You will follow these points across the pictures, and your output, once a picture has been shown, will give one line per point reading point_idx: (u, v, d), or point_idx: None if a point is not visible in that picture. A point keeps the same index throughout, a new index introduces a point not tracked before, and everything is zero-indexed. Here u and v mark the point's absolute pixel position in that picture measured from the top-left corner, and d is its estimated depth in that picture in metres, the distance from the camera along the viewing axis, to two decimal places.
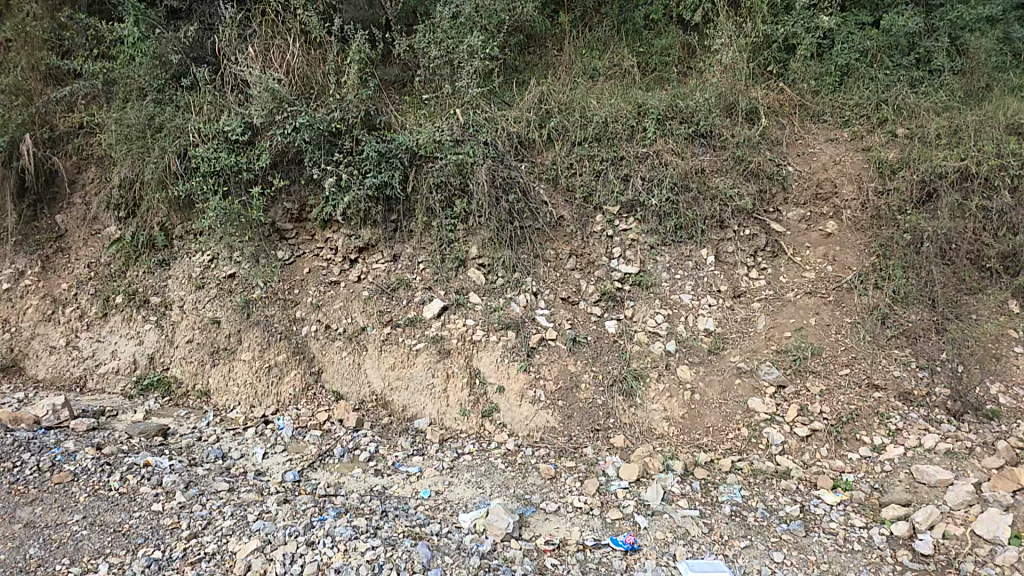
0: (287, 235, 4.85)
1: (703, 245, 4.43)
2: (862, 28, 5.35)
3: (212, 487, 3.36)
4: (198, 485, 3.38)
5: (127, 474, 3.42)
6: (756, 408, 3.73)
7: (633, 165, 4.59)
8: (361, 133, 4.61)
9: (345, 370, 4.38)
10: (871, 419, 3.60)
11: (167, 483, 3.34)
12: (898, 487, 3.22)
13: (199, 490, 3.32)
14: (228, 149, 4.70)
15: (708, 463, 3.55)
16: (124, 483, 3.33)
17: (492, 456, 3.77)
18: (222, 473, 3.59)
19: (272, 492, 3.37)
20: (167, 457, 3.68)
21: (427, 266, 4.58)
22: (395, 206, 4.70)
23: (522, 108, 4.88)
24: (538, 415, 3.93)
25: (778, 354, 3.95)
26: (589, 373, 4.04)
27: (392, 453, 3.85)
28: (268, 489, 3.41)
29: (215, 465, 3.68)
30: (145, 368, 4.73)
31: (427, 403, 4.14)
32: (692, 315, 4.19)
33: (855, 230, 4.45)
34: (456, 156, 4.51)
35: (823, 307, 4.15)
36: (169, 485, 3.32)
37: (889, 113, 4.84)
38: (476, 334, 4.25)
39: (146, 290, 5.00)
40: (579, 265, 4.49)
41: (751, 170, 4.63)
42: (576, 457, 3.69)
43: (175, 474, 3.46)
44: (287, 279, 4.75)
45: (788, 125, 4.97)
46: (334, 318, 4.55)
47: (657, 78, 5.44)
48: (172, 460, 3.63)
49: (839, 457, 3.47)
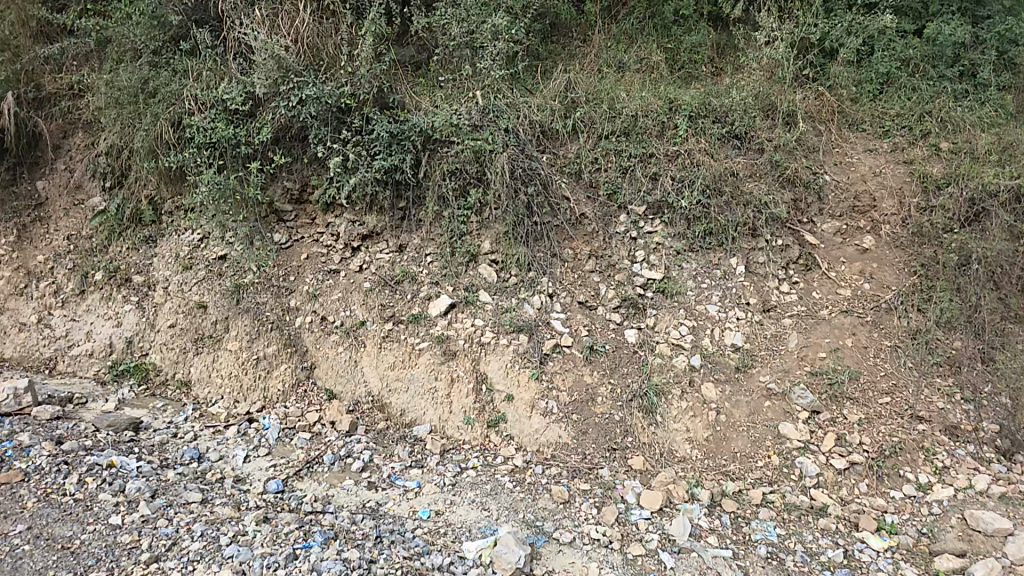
0: (286, 217, 4.51)
1: (733, 254, 4.12)
2: (904, 35, 4.99)
3: (181, 498, 3.00)
4: (165, 495, 3.01)
5: (85, 476, 3.05)
6: (788, 435, 3.43)
7: (662, 164, 4.29)
8: (372, 111, 4.27)
9: (339, 367, 4.03)
10: (916, 455, 3.31)
11: (130, 491, 2.97)
12: (950, 534, 2.93)
13: (166, 501, 2.95)
14: (226, 120, 4.35)
15: (736, 494, 3.22)
16: (82, 488, 2.97)
17: (498, 473, 3.44)
18: (196, 479, 3.23)
19: (251, 507, 3.02)
20: (134, 456, 3.32)
21: (435, 259, 4.25)
22: (405, 192, 4.36)
23: (545, 96, 4.56)
24: (548, 429, 3.61)
25: (812, 376, 3.64)
26: (606, 387, 3.71)
27: (387, 464, 3.51)
28: (247, 502, 3.05)
29: (188, 468, 3.32)
30: (121, 352, 4.36)
31: (428, 408, 3.81)
32: (718, 329, 3.88)
33: (895, 247, 4.15)
34: (474, 142, 4.20)
35: (860, 328, 3.85)
36: (133, 493, 2.96)
37: (933, 125, 4.53)
38: (485, 335, 3.92)
39: (128, 267, 4.63)
40: (598, 267, 4.17)
41: (786, 177, 4.33)
42: (591, 479, 3.36)
43: (141, 479, 3.10)
44: (283, 264, 4.40)
45: (826, 132, 4.65)
46: (331, 309, 4.20)
47: (687, 75, 5.11)
48: (140, 461, 3.28)
49: (880, 495, 3.17)
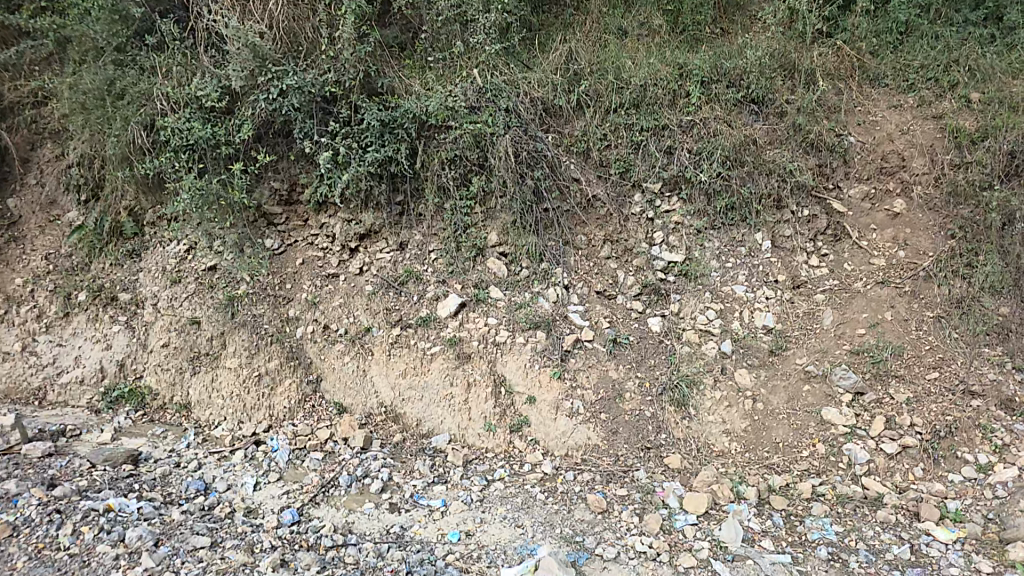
0: (276, 220, 4.22)
1: (757, 229, 3.84)
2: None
3: (188, 543, 2.78)
4: (170, 541, 2.79)
5: (80, 525, 2.84)
6: (832, 420, 3.22)
7: (677, 136, 3.99)
8: (360, 99, 3.96)
9: (347, 378, 3.80)
10: (972, 433, 3.11)
11: (130, 540, 2.75)
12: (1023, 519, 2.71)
13: (172, 548, 2.74)
14: (203, 119, 4.02)
15: (784, 489, 3.04)
16: (78, 540, 2.76)
17: (527, 484, 3.23)
18: (203, 516, 3.03)
19: (267, 548, 2.80)
20: (134, 496, 3.10)
21: (440, 255, 3.97)
22: (402, 185, 4.06)
23: (546, 71, 4.24)
24: (576, 431, 3.39)
25: (852, 355, 3.41)
26: (634, 381, 3.49)
27: (409, 482, 3.29)
28: (261, 542, 2.84)
29: (194, 504, 3.11)
30: (114, 377, 4.10)
31: (445, 416, 3.59)
32: (747, 310, 3.63)
33: (928, 209, 3.86)
34: (473, 126, 3.90)
35: (898, 300, 3.59)
36: (134, 542, 2.74)
37: (962, 75, 4.13)
38: (500, 335, 3.68)
39: (113, 285, 4.34)
40: (615, 253, 3.90)
41: (810, 142, 4.03)
42: (627, 483, 3.16)
43: (142, 524, 2.88)
44: (278, 272, 4.13)
45: (846, 90, 4.26)
46: (332, 317, 3.94)
47: (692, 38, 4.69)
48: (141, 501, 3.06)
49: (938, 479, 3.00)
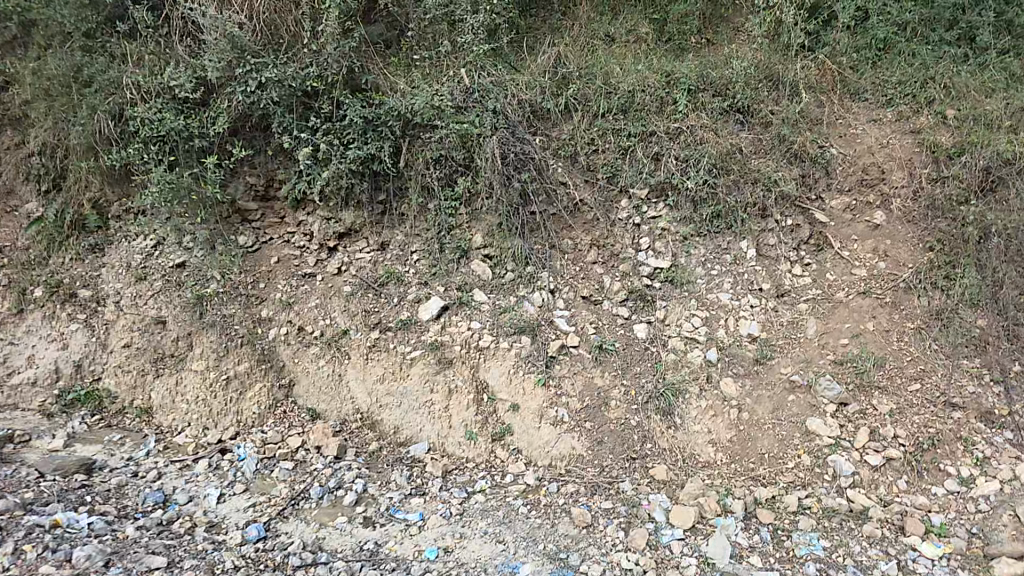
0: (251, 216, 4.05)
1: (743, 237, 3.82)
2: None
3: (143, 563, 2.55)
4: (124, 560, 2.56)
5: (22, 544, 2.56)
6: (816, 431, 3.19)
7: (664, 142, 3.97)
8: (343, 94, 3.83)
9: (322, 382, 3.64)
10: (954, 446, 3.12)
11: (79, 560, 2.51)
12: (1006, 535, 2.77)
13: (124, 569, 2.51)
14: (176, 110, 3.84)
15: (771, 502, 2.97)
16: (18, 561, 2.47)
17: (509, 496, 3.11)
18: (160, 533, 2.83)
19: (230, 569, 2.60)
20: (85, 509, 2.88)
21: (422, 257, 3.86)
22: (384, 183, 3.93)
23: (534, 73, 4.19)
24: (560, 441, 3.30)
25: (836, 365, 3.40)
26: (619, 389, 3.41)
27: (384, 494, 3.14)
28: (223, 562, 2.64)
29: (150, 518, 2.90)
30: (69, 378, 3.84)
31: (425, 424, 3.46)
32: (733, 318, 3.60)
33: (906, 222, 3.89)
34: (460, 125, 3.81)
35: (880, 311, 3.60)
36: (82, 562, 2.50)
37: (937, 93, 4.22)
38: (483, 340, 3.57)
39: (72, 281, 4.09)
40: (601, 258, 3.84)
41: (794, 152, 4.05)
42: (612, 495, 3.07)
43: (92, 542, 2.66)
44: (251, 270, 3.95)
45: (827, 103, 4.31)
46: (308, 318, 3.78)
47: (678, 47, 4.71)
48: (92, 516, 2.85)
49: (922, 492, 2.98)
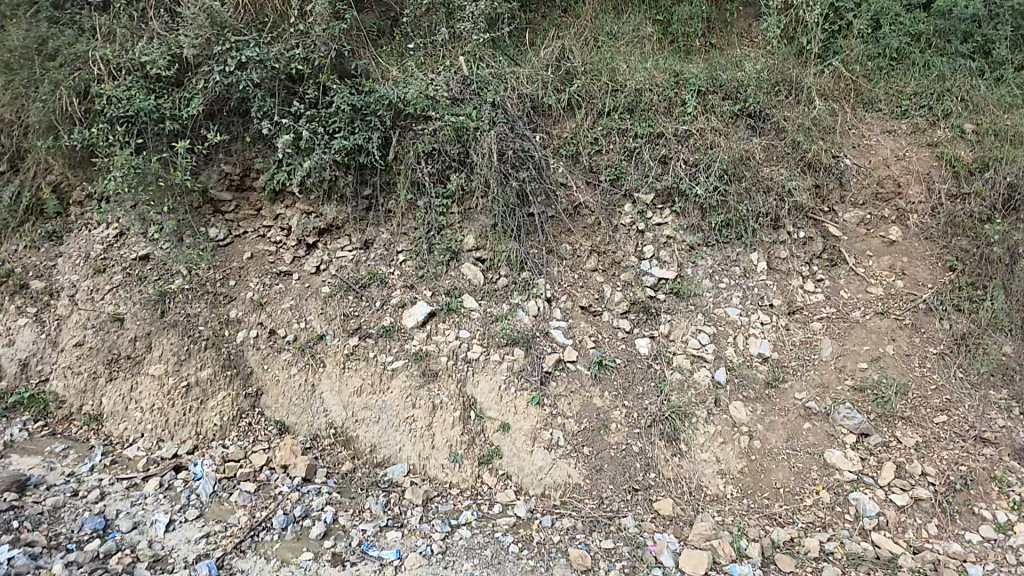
0: (223, 208, 3.72)
1: (753, 249, 3.56)
2: (911, 8, 4.43)
3: None
4: None
5: None
6: (836, 465, 2.92)
7: (672, 146, 3.70)
8: (330, 79, 3.52)
9: (292, 393, 3.30)
10: (988, 487, 2.86)
11: None
12: None
13: None
14: (146, 88, 3.47)
15: (788, 545, 2.69)
16: None
17: (498, 532, 2.79)
18: (92, 571, 2.48)
19: None
20: (7, 541, 2.55)
21: (408, 258, 3.56)
22: (370, 177, 3.63)
23: (536, 66, 3.92)
24: (554, 467, 2.99)
25: (855, 391, 3.13)
26: (620, 411, 3.12)
27: (357, 526, 2.80)
28: None
29: (84, 552, 2.57)
30: (13, 379, 3.46)
31: (404, 443, 3.13)
32: (741, 336, 3.32)
33: (924, 239, 3.64)
34: (455, 118, 3.53)
35: (899, 334, 3.34)
36: None
37: (954, 105, 3.99)
38: (472, 351, 3.27)
39: (24, 271, 3.71)
40: (601, 265, 3.55)
41: (806, 162, 3.78)
42: (613, 533, 2.77)
43: None
44: (220, 266, 3.61)
45: (841, 112, 4.07)
46: (280, 321, 3.46)
47: (678, 50, 4.43)
48: (14, 549, 2.52)
49: (955, 539, 2.70)
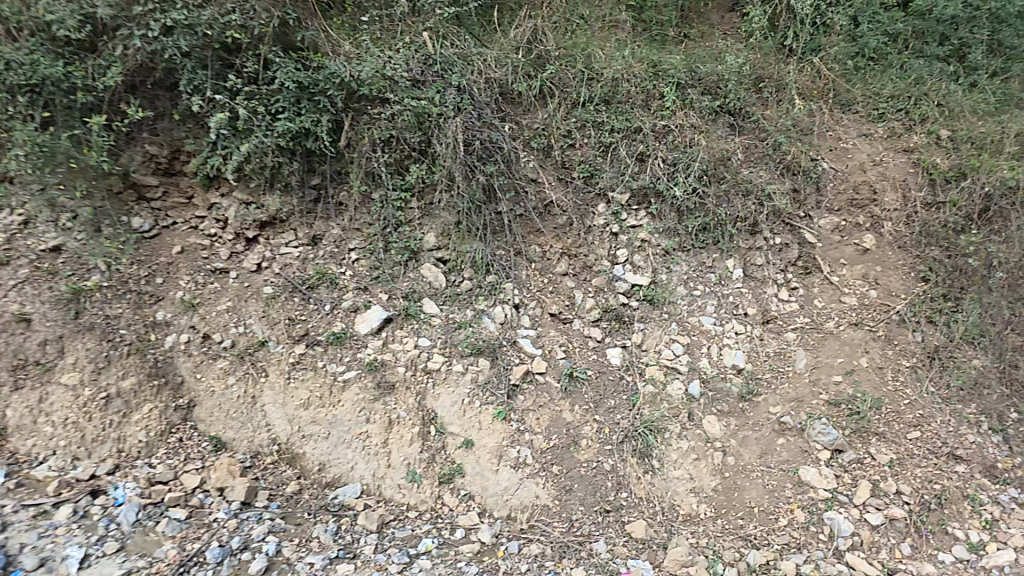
0: (149, 194, 3.28)
1: (730, 254, 3.40)
2: (889, 6, 4.36)
3: None
4: None
5: None
6: (811, 483, 2.82)
7: (650, 142, 3.48)
8: (273, 52, 3.10)
9: (229, 406, 2.96)
10: (960, 505, 2.82)
11: None
12: None
13: None
14: (52, 53, 2.95)
15: (764, 569, 2.56)
16: None
17: (460, 561, 2.54)
18: None
19: None
20: None
21: (362, 256, 3.27)
22: (319, 165, 3.29)
23: (506, 47, 3.60)
24: (521, 488, 2.78)
25: (830, 406, 3.03)
26: (591, 427, 2.93)
27: (303, 559, 2.48)
28: None
29: None
30: None
31: (357, 461, 2.85)
32: (716, 346, 3.18)
33: (896, 248, 3.55)
34: (416, 102, 3.20)
35: (873, 345, 3.25)
36: None
37: (931, 111, 3.89)
38: (433, 361, 2.99)
39: None
40: (572, 269, 3.34)
41: (785, 163, 3.63)
42: (582, 560, 2.58)
43: None
44: (145, 261, 3.18)
45: (818, 112, 3.94)
46: (216, 325, 3.08)
47: (655, 38, 4.17)
48: None
49: (928, 559, 2.65)
